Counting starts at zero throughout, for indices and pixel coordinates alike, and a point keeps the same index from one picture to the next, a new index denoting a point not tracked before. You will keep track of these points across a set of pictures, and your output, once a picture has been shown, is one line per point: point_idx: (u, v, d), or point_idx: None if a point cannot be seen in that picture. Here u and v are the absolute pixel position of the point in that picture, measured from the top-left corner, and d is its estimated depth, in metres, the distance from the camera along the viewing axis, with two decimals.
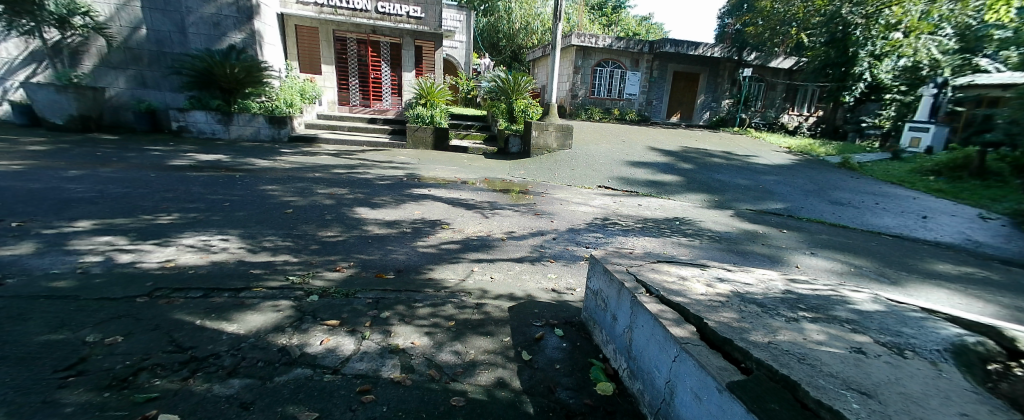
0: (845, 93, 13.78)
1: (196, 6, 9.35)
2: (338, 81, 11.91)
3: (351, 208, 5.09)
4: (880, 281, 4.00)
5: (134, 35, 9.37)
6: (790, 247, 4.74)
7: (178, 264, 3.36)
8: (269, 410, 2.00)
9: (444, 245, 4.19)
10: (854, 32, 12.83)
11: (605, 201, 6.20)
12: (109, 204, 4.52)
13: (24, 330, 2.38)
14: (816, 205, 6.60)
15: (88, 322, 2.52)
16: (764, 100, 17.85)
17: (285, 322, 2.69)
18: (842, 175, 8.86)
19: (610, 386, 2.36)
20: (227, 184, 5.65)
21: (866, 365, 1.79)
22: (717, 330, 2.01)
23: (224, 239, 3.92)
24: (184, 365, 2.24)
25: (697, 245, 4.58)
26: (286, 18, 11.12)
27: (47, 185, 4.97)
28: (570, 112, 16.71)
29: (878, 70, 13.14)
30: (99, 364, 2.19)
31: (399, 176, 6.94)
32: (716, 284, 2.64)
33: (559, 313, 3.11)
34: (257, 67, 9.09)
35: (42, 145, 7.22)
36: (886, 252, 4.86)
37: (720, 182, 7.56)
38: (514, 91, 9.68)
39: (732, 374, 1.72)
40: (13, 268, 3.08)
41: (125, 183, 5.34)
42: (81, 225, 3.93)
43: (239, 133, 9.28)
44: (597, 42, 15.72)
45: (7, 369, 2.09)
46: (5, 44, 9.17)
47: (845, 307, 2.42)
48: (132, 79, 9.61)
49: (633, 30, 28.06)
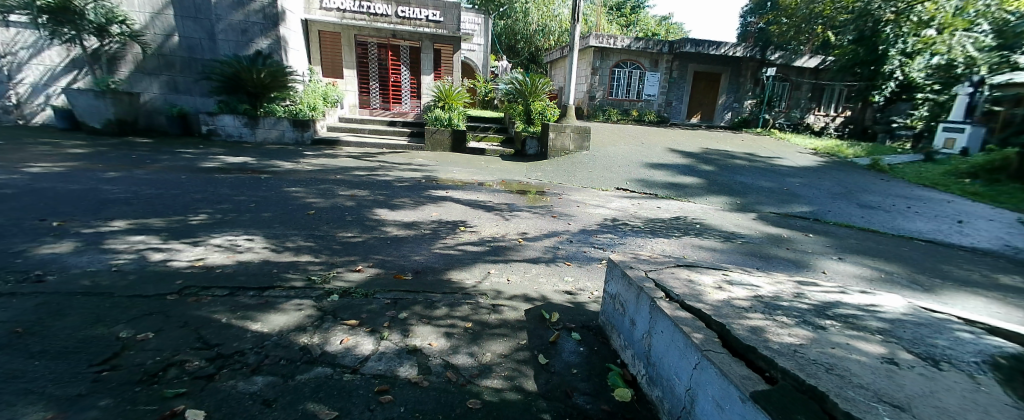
0: (874, 93, 13.35)
1: (225, 13, 9.64)
2: (359, 85, 12.12)
3: (371, 209, 5.20)
4: (912, 288, 3.84)
5: (167, 42, 9.79)
6: (817, 252, 4.60)
7: (207, 263, 3.48)
8: (292, 408, 2.06)
9: (461, 247, 4.22)
10: (884, 29, 12.47)
11: (623, 203, 6.14)
12: (143, 205, 4.72)
13: (62, 326, 2.51)
14: (843, 209, 6.38)
15: (123, 318, 2.64)
16: (789, 100, 17.33)
17: (307, 322, 2.76)
18: (871, 178, 8.56)
19: (628, 392, 2.34)
20: (254, 185, 5.83)
21: (899, 376, 1.73)
22: (740, 337, 1.98)
23: (250, 239, 4.05)
24: (211, 361, 2.32)
25: (716, 248, 4.49)
26: (310, 24, 11.38)
27: (85, 186, 5.20)
28: (587, 113, 16.58)
29: (909, 68, 12.64)
30: (131, 359, 2.29)
31: (417, 178, 7.01)
32: (737, 289, 2.58)
33: (576, 316, 3.10)
34: (282, 72, 9.32)
35: (83, 148, 7.58)
36: (919, 258, 4.66)
37: (742, 185, 7.40)
38: (532, 93, 9.68)
39: (756, 383, 1.68)
40: (53, 265, 3.25)
41: (158, 184, 5.55)
42: (117, 225, 4.10)
43: (265, 136, 9.53)
44: (615, 42, 15.61)
45: (45, 363, 2.21)
46: (49, 52, 9.67)
47: (875, 315, 2.35)
48: (165, 84, 9.99)
49: (652, 30, 27.89)
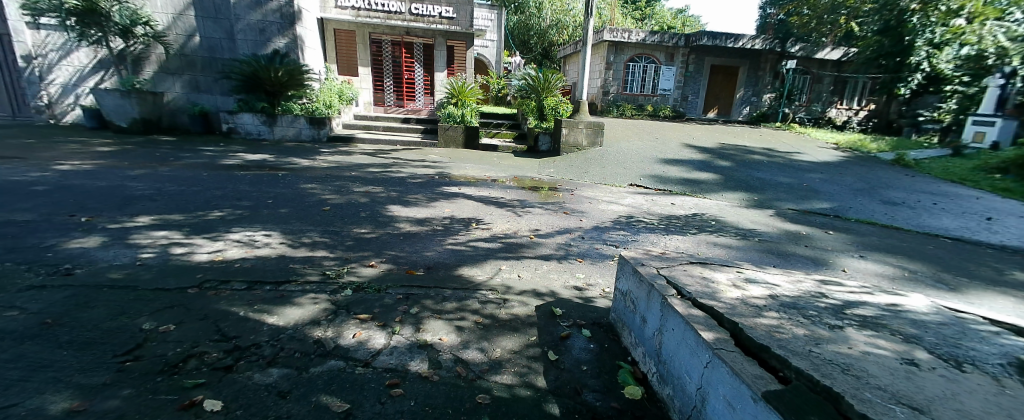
0: (900, 85, 12.91)
1: (243, 13, 9.82)
2: (374, 82, 12.25)
3: (385, 206, 5.25)
4: (937, 287, 3.71)
5: (189, 42, 10.05)
6: (837, 249, 4.48)
7: (226, 257, 3.58)
8: (305, 399, 2.10)
9: (473, 243, 4.23)
10: (910, 19, 12.07)
11: (637, 200, 6.08)
12: (166, 201, 4.86)
13: (90, 317, 2.61)
14: (866, 206, 6.19)
15: (146, 310, 2.73)
16: (810, 93, 16.85)
17: (321, 315, 2.82)
18: (896, 173, 8.29)
19: (639, 390, 2.32)
20: (271, 182, 5.95)
21: (919, 378, 1.68)
22: (754, 336, 1.94)
23: (267, 235, 4.14)
24: (229, 353, 2.39)
25: (733, 245, 4.42)
26: (326, 22, 11.52)
27: (112, 183, 5.39)
28: (601, 109, 16.43)
29: (937, 59, 12.14)
30: (153, 350, 2.36)
31: (430, 175, 7.05)
32: (751, 287, 2.54)
33: (587, 313, 3.08)
34: (299, 70, 9.49)
35: (110, 146, 7.85)
36: (945, 257, 4.49)
37: (760, 181, 7.24)
38: (545, 89, 9.62)
39: (769, 383, 1.65)
40: (82, 259, 3.38)
41: (180, 181, 5.70)
42: (141, 220, 4.24)
43: (283, 134, 9.70)
44: (630, 36, 15.40)
45: (74, 352, 2.30)
46: (78, 54, 10.03)
47: (896, 315, 2.28)
48: (187, 84, 10.25)
49: (668, 23, 27.49)
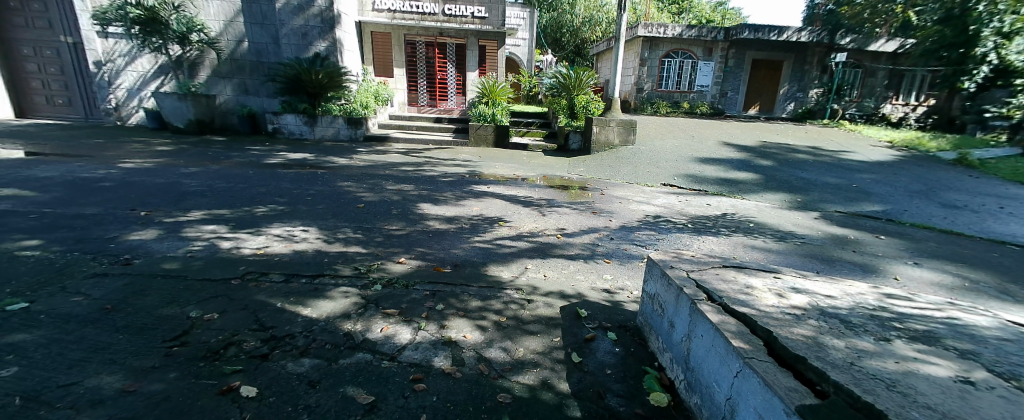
0: (963, 79, 11.80)
1: (287, 18, 10.31)
2: (408, 83, 12.54)
3: (415, 204, 5.36)
4: (1001, 299, 3.40)
5: (238, 47, 10.63)
6: (889, 255, 4.19)
7: (267, 251, 3.77)
8: (333, 390, 2.18)
9: (499, 242, 4.26)
10: (975, 7, 11.10)
11: (670, 200, 5.91)
12: (215, 197, 5.17)
13: (144, 304, 2.82)
14: (923, 209, 5.75)
15: (193, 299, 2.92)
16: (862, 88, 15.84)
17: (352, 309, 2.91)
18: (957, 174, 7.65)
19: (665, 397, 2.25)
20: (311, 180, 6.21)
21: (974, 398, 1.54)
22: (789, 346, 1.85)
23: (305, 230, 4.33)
24: (265, 342, 2.52)
25: (771, 249, 4.22)
26: (364, 25, 11.90)
27: (168, 180, 5.78)
28: (635, 107, 16.07)
29: (1007, 50, 11.08)
30: (198, 337, 2.53)
31: (460, 173, 7.14)
32: (789, 294, 2.41)
33: (613, 316, 3.03)
34: (338, 72, 9.89)
35: (168, 145, 8.45)
36: (1013, 266, 4.10)
37: (804, 181, 6.86)
38: (575, 87, 9.49)
39: (803, 397, 1.56)
40: (139, 250, 3.65)
41: (228, 179, 6.05)
42: (193, 215, 4.54)
43: (323, 134, 10.10)
44: (665, 31, 14.96)
45: (130, 336, 2.49)
46: (141, 60, 10.83)
47: (951, 329, 2.10)
48: (237, 87, 10.88)
49: (706, 17, 26.62)
